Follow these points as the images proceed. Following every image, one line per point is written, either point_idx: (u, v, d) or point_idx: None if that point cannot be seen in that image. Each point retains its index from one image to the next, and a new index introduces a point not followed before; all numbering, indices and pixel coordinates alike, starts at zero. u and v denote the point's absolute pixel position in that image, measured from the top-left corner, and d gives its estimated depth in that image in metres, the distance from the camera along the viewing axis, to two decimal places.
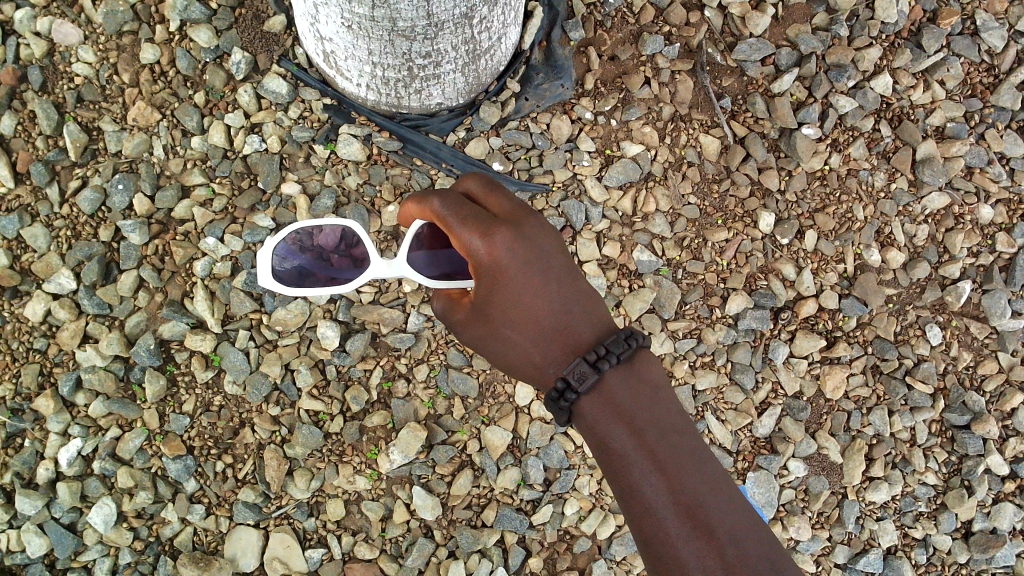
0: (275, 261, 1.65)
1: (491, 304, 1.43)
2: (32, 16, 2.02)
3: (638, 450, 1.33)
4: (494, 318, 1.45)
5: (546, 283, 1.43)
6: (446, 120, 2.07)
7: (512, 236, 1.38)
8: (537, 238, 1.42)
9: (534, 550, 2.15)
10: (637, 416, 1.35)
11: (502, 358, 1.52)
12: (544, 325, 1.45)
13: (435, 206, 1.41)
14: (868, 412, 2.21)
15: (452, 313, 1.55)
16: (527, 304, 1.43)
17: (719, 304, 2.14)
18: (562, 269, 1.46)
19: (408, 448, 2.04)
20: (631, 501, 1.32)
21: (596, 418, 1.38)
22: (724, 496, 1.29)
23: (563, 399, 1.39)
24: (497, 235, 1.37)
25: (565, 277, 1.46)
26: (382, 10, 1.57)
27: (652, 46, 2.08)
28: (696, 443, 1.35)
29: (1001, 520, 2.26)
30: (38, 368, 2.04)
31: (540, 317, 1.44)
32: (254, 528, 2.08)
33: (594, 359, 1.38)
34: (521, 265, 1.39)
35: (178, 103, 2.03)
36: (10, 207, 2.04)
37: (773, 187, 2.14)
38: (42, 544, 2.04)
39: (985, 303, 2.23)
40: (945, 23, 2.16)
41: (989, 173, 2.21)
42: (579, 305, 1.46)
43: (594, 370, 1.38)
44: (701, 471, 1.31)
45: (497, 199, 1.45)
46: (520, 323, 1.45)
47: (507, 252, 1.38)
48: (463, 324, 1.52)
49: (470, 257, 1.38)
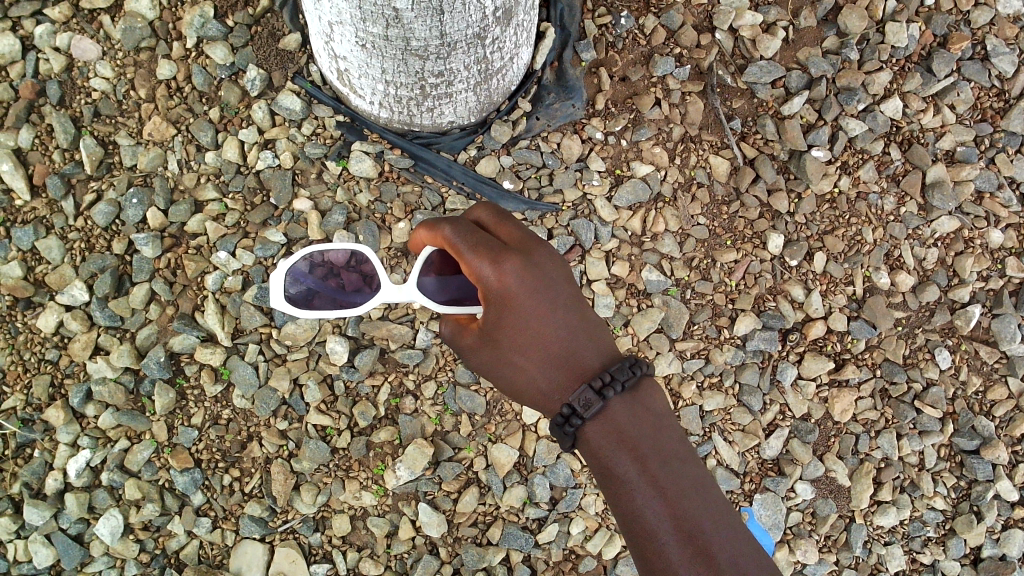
0: (288, 283, 1.69)
1: (499, 329, 1.44)
2: (52, 32, 2.05)
3: (641, 476, 1.32)
4: (502, 343, 1.45)
5: (554, 311, 1.43)
6: (458, 138, 2.08)
7: (520, 263, 1.40)
8: (545, 265, 1.44)
9: (540, 568, 2.14)
10: (641, 442, 1.35)
11: (508, 384, 1.51)
12: (550, 351, 1.44)
13: (448, 234, 1.45)
14: (876, 435, 2.20)
15: (460, 337, 1.54)
16: (534, 329, 1.43)
17: (727, 324, 2.14)
18: (569, 297, 1.46)
19: (414, 465, 2.04)
20: (633, 526, 1.32)
21: (600, 445, 1.37)
22: (724, 523, 1.30)
23: (568, 425, 1.38)
24: (506, 262, 1.39)
25: (572, 305, 1.46)
26: (395, 30, 1.59)
27: (663, 67, 2.10)
28: (698, 470, 1.35)
29: (1010, 546, 2.25)
30: (49, 379, 2.05)
31: (547, 343, 1.44)
32: (259, 542, 2.08)
33: (599, 386, 1.37)
34: (530, 292, 1.40)
35: (193, 119, 2.06)
36: (26, 219, 2.07)
37: (783, 210, 2.15)
38: (49, 555, 2.06)
39: (995, 327, 2.22)
40: (956, 48, 2.16)
41: (999, 198, 2.21)
42: (586, 332, 1.46)
43: (600, 397, 1.37)
44: (702, 497, 1.31)
45: (507, 227, 1.48)
46: (528, 350, 1.44)
47: (516, 279, 1.39)
48: (472, 348, 1.51)
49: (480, 284, 1.40)
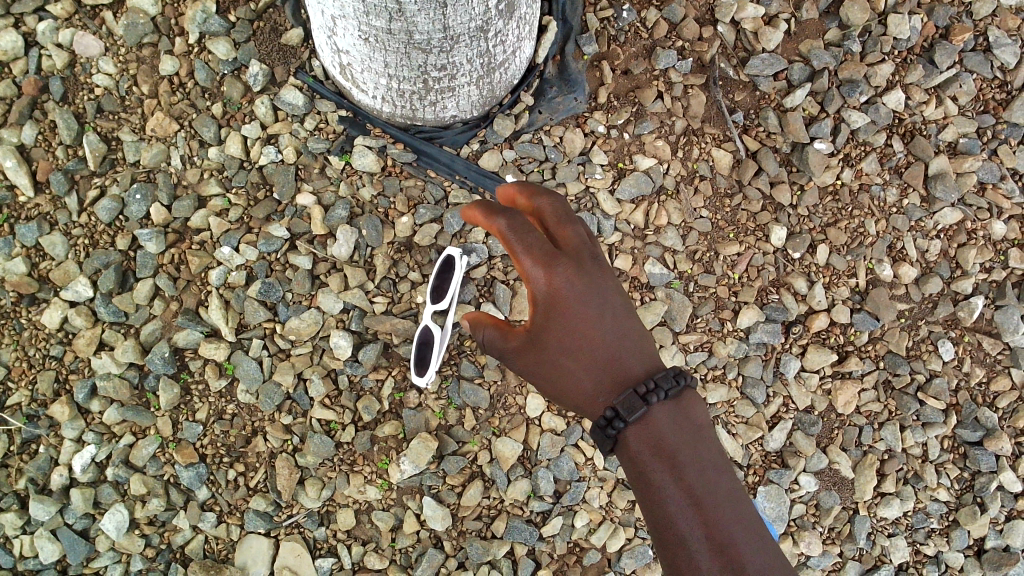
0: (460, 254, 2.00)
1: (547, 332, 1.41)
2: (54, 28, 2.05)
3: (675, 481, 1.20)
4: (549, 344, 1.41)
5: (603, 314, 1.39)
6: (460, 132, 2.09)
7: (572, 270, 1.39)
8: (598, 271, 1.42)
9: (544, 562, 2.15)
10: (678, 449, 1.24)
11: (553, 389, 1.43)
12: (596, 355, 1.38)
13: (501, 225, 1.36)
14: (880, 427, 2.20)
15: (505, 340, 1.49)
16: (582, 331, 1.39)
17: (730, 317, 2.14)
18: (621, 306, 1.42)
19: (418, 459, 2.05)
20: (661, 535, 1.19)
21: (638, 451, 1.26)
22: (760, 537, 1.16)
23: (610, 427, 1.29)
24: (558, 268, 1.37)
25: (623, 312, 1.42)
26: (399, 23, 1.59)
27: (666, 61, 2.09)
28: (738, 484, 1.23)
29: (1014, 537, 2.25)
30: (54, 375, 2.06)
31: (592, 346, 1.38)
32: (265, 537, 2.10)
33: (643, 391, 1.28)
34: (580, 295, 1.38)
35: (195, 114, 2.06)
36: (30, 216, 2.07)
37: (785, 202, 2.15)
38: (55, 550, 2.07)
39: (999, 319, 2.21)
40: (958, 40, 2.16)
41: (1002, 189, 2.21)
42: (634, 340, 1.40)
43: (644, 401, 1.28)
44: (739, 509, 1.18)
45: (564, 226, 1.43)
46: (575, 350, 1.39)
47: (567, 283, 1.37)
48: (518, 350, 1.46)
49: (530, 286, 1.39)
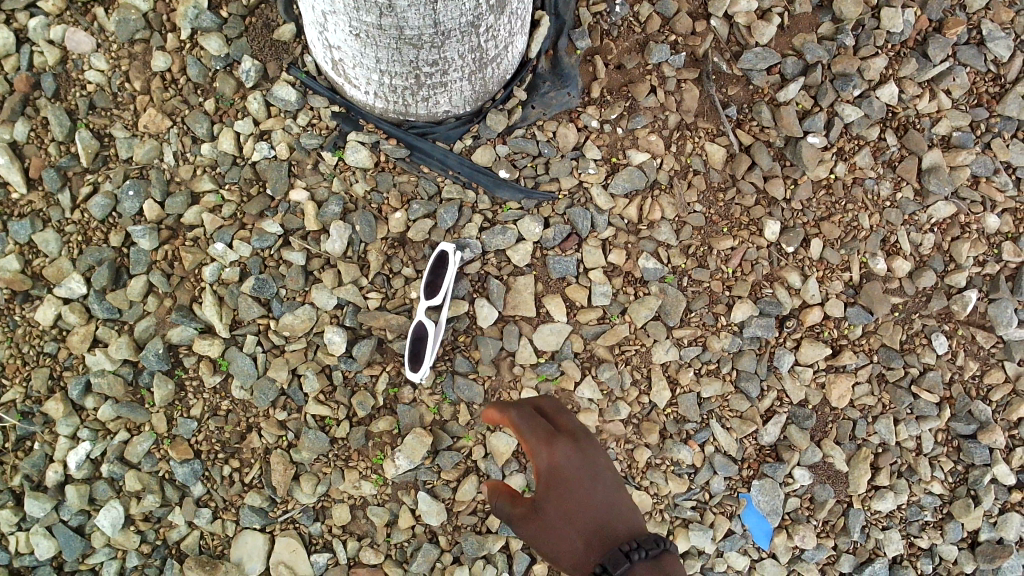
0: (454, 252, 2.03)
1: (542, 519, 1.43)
2: (45, 25, 2.04)
3: None
4: (546, 510, 1.43)
5: (595, 485, 1.45)
6: (453, 127, 2.07)
7: (572, 446, 1.51)
8: (594, 452, 1.52)
9: (539, 556, 2.15)
10: None
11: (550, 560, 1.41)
12: (590, 516, 1.40)
13: (512, 416, 1.60)
14: (874, 421, 2.20)
15: (512, 509, 1.50)
16: (575, 499, 1.43)
17: (724, 311, 2.14)
18: (613, 484, 1.48)
19: (413, 454, 2.05)
20: None
21: None
22: None
23: None
24: (559, 445, 1.51)
25: (614, 491, 1.47)
26: (389, 19, 1.59)
27: (658, 55, 2.10)
28: None
29: (1008, 530, 2.25)
30: (48, 371, 2.06)
31: (586, 509, 1.41)
32: (260, 532, 2.10)
33: (627, 549, 1.28)
34: (576, 461, 1.48)
35: (188, 110, 2.06)
36: (22, 212, 2.07)
37: (779, 196, 2.15)
38: (50, 547, 2.08)
39: (992, 312, 2.22)
40: (952, 33, 2.15)
41: (995, 182, 2.20)
42: (623, 514, 1.42)
43: (626, 558, 1.27)
44: None
45: (563, 418, 1.62)
46: (570, 514, 1.41)
47: (566, 458, 1.49)
48: (519, 519, 1.47)
49: (534, 463, 1.51)
